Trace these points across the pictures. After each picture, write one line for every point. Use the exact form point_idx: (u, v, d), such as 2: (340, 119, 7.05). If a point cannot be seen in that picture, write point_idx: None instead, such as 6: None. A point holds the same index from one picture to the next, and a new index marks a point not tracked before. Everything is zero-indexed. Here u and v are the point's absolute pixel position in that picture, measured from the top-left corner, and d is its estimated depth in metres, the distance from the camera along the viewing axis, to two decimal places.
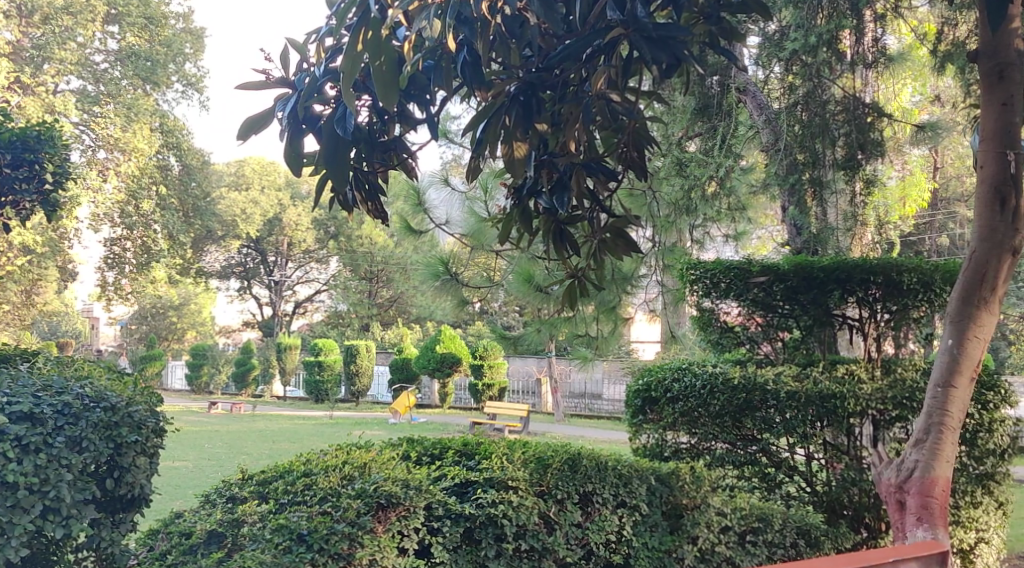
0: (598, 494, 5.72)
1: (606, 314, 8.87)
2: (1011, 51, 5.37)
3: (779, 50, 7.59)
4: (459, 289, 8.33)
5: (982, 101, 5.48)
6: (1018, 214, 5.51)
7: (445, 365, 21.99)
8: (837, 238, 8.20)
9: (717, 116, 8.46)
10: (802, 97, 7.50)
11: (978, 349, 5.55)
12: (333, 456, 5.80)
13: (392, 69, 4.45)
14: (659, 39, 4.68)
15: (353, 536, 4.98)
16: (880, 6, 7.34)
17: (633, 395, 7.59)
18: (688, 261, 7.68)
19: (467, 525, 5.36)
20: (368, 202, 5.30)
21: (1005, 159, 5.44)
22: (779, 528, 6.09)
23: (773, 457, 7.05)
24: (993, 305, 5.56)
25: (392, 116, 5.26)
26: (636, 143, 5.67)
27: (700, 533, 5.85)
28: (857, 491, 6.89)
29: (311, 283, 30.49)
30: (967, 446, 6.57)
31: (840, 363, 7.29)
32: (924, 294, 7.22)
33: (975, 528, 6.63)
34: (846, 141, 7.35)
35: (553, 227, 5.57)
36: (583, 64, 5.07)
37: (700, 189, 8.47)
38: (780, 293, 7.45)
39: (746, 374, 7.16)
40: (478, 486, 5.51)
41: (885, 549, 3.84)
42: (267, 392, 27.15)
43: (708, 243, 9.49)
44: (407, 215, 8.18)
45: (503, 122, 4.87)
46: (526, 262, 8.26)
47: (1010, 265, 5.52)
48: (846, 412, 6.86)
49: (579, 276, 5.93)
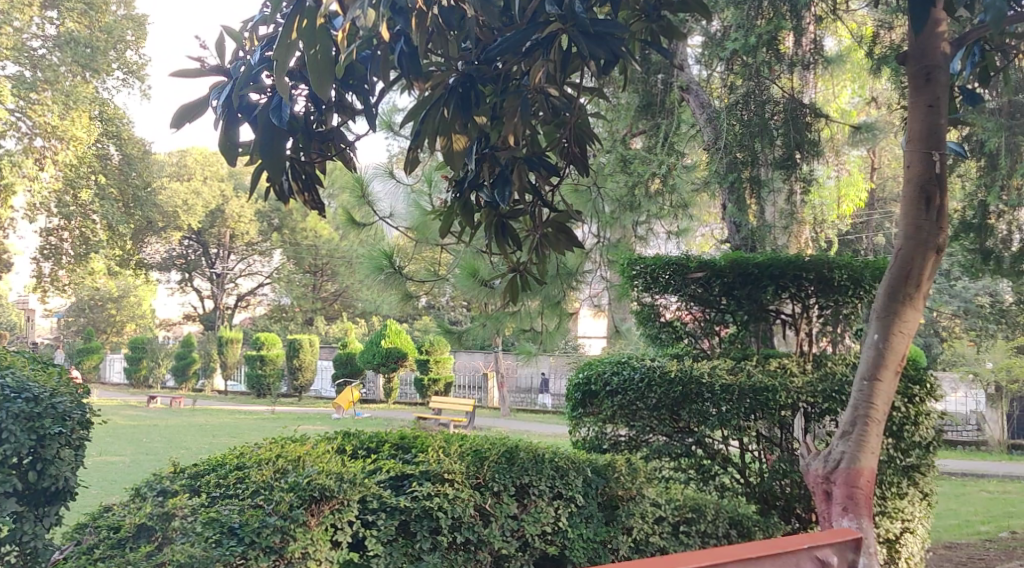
0: (535, 486, 5.74)
1: (550, 309, 8.90)
2: (937, 55, 5.64)
3: (722, 50, 7.74)
4: (404, 283, 8.25)
5: (910, 103, 5.73)
6: (942, 212, 5.65)
7: (390, 360, 21.92)
8: (775, 236, 8.33)
9: (659, 114, 8.65)
10: (742, 97, 7.57)
11: (903, 343, 5.69)
12: (267, 449, 5.75)
13: (327, 58, 4.42)
14: (597, 35, 4.73)
15: (285, 529, 4.96)
16: (819, 8, 7.42)
17: (573, 388, 7.59)
18: (628, 258, 7.72)
19: (403, 517, 5.35)
20: (304, 192, 5.32)
21: (931, 159, 5.64)
22: (712, 519, 6.17)
23: (708, 449, 7.13)
24: (918, 301, 5.70)
25: (330, 106, 5.29)
26: (579, 139, 5.75)
27: (635, 524, 5.90)
28: (788, 482, 7.01)
29: (254, 275, 30.08)
30: (894, 438, 6.70)
31: (773, 356, 7.37)
32: (853, 291, 7.40)
33: (901, 518, 6.72)
34: (784, 141, 7.46)
35: (494, 221, 5.63)
36: (521, 57, 5.08)
37: (644, 186, 8.49)
38: (717, 287, 7.57)
39: (683, 367, 7.23)
40: (414, 479, 5.50)
41: (802, 536, 3.96)
42: (207, 387, 26.75)
43: (652, 240, 9.54)
44: (351, 208, 8.20)
45: (441, 114, 4.92)
46: (471, 256, 8.23)
47: (934, 263, 5.66)
48: (778, 404, 6.96)
49: (522, 270, 6.00)
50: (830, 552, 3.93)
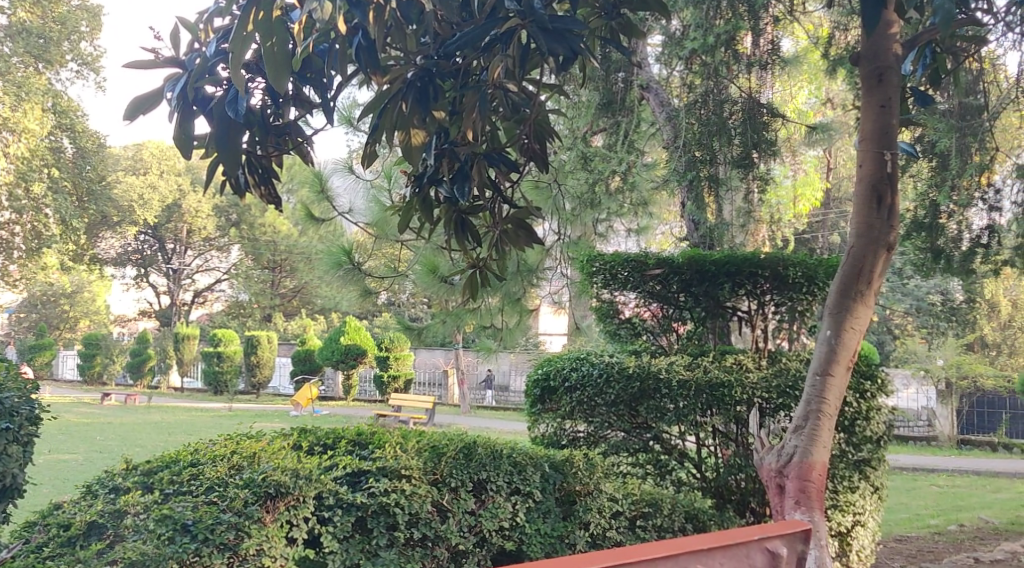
0: (492, 481, 5.75)
1: (511, 306, 8.92)
2: (889, 56, 5.77)
3: (680, 49, 7.78)
4: (362, 279, 8.19)
5: (863, 104, 5.85)
6: (893, 211, 5.77)
7: (349, 357, 22.04)
8: (733, 234, 8.41)
9: (620, 112, 8.61)
10: (701, 96, 7.66)
11: (855, 339, 5.79)
12: (222, 446, 5.70)
13: (284, 51, 4.38)
14: (555, 31, 4.75)
15: (239, 526, 4.91)
16: (777, 9, 7.46)
17: (532, 384, 7.61)
18: (588, 254, 7.76)
19: (359, 514, 5.32)
20: (260, 185, 5.26)
21: (882, 159, 5.77)
22: (668, 513, 6.21)
23: (665, 444, 7.19)
24: (869, 298, 5.81)
25: (287, 99, 5.27)
26: (538, 135, 5.75)
27: (592, 519, 5.94)
28: (743, 477, 7.07)
29: (212, 271, 29.74)
30: (846, 433, 6.77)
31: (729, 352, 7.41)
32: (807, 288, 7.46)
33: (852, 512, 6.76)
34: (741, 140, 7.49)
35: (454, 216, 5.61)
36: (480, 53, 5.07)
37: (604, 183, 8.50)
38: (675, 284, 7.61)
39: (641, 363, 7.26)
40: (370, 475, 5.47)
41: (753, 527, 4.17)
42: (163, 384, 26.40)
43: (612, 237, 9.59)
44: (310, 204, 8.12)
45: (399, 108, 4.89)
46: (431, 252, 8.21)
47: (885, 261, 5.78)
48: (733, 400, 7.01)
49: (481, 267, 5.98)
50: (779, 544, 4.14)
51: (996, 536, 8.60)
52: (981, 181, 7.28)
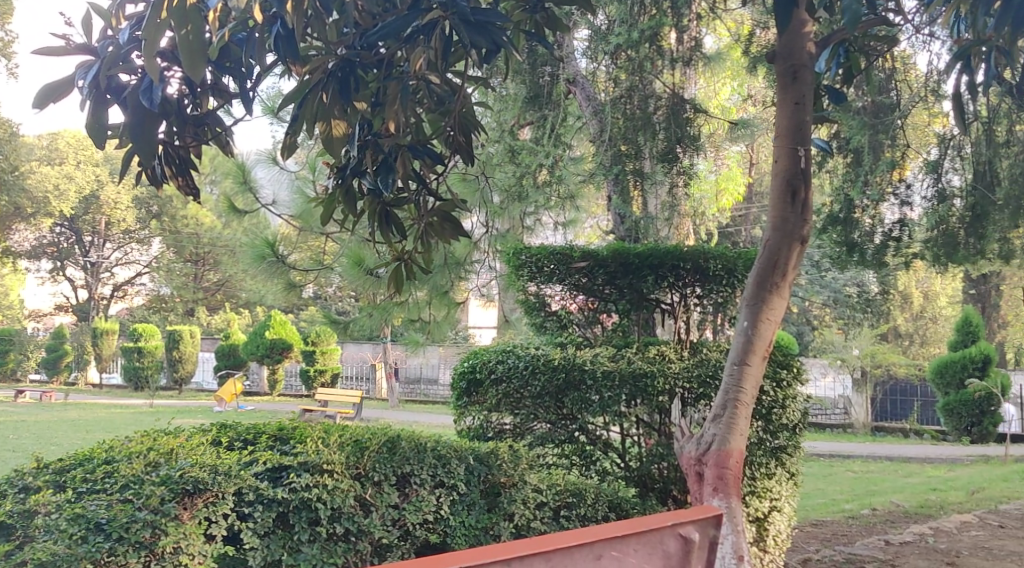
0: (417, 475, 5.73)
1: (438, 299, 8.91)
2: (803, 54, 5.90)
3: (606, 44, 7.80)
4: (287, 272, 8.07)
5: (778, 100, 5.99)
6: (807, 204, 5.92)
7: (275, 351, 21.85)
8: (658, 228, 8.50)
9: (547, 105, 8.56)
10: (626, 91, 7.70)
11: (770, 330, 5.94)
12: (138, 443, 5.58)
13: (199, 40, 4.28)
14: (478, 24, 4.73)
15: (155, 524, 4.83)
16: (701, 7, 7.53)
17: (458, 377, 7.59)
18: (514, 247, 7.77)
19: (281, 509, 5.26)
20: (178, 177, 5.16)
21: (796, 155, 5.93)
22: (591, 503, 6.26)
23: (590, 434, 7.23)
24: (784, 290, 5.97)
25: (205, 89, 5.18)
26: (463, 127, 5.71)
27: (516, 510, 5.95)
28: (666, 465, 7.15)
29: (132, 265, 29.05)
30: (764, 421, 6.90)
31: (652, 344, 7.49)
32: (727, 280, 7.59)
33: (769, 497, 6.87)
34: (665, 135, 7.58)
35: (378, 209, 5.57)
36: (403, 44, 5.05)
37: (532, 176, 8.45)
38: (601, 277, 7.67)
39: (566, 355, 7.29)
40: (292, 470, 5.37)
41: (665, 514, 4.33)
42: (81, 380, 25.75)
43: (540, 230, 9.64)
44: (232, 195, 7.95)
45: (319, 99, 4.84)
46: (357, 245, 8.13)
47: (799, 254, 5.94)
48: (657, 389, 7.03)
49: (406, 259, 5.96)
50: (692, 530, 4.31)
51: (906, 519, 8.88)
52: (892, 177, 7.49)
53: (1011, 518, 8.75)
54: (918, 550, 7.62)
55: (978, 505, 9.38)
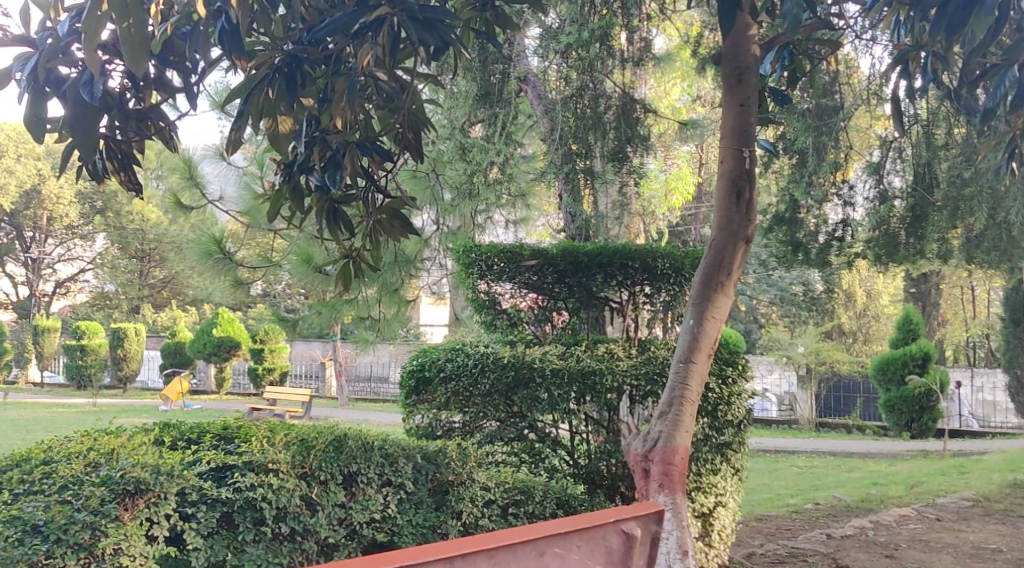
0: (363, 473, 5.70)
1: (389, 296, 8.88)
2: (748, 56, 5.99)
3: (556, 43, 7.77)
4: (234, 269, 7.96)
5: (724, 101, 6.08)
6: (751, 205, 6.05)
7: (222, 350, 21.60)
8: (608, 226, 8.48)
9: (498, 103, 8.42)
10: (576, 90, 7.71)
11: (715, 327, 6.03)
12: (77, 443, 5.48)
13: (142, 33, 4.20)
14: (425, 21, 4.71)
15: (95, 525, 4.74)
16: (650, 7, 7.61)
17: (407, 375, 7.53)
18: (465, 244, 7.74)
19: (225, 509, 5.21)
20: (120, 172, 5.08)
21: (741, 156, 6.02)
22: (540, 500, 6.30)
23: (540, 432, 7.24)
24: (729, 288, 6.06)
25: (149, 83, 5.10)
26: (412, 124, 5.69)
27: (464, 508, 5.97)
28: (614, 462, 7.19)
29: (75, 261, 28.54)
30: (710, 417, 6.96)
31: (602, 342, 7.55)
32: (675, 279, 7.66)
33: (714, 493, 6.93)
34: (616, 135, 7.65)
35: (326, 206, 5.52)
36: (350, 39, 5.01)
37: (482, 173, 8.37)
38: (551, 276, 7.68)
39: (515, 353, 7.27)
40: (236, 470, 5.32)
41: (608, 510, 4.35)
42: (21, 379, 25.19)
43: (491, 228, 9.62)
44: (178, 191, 7.79)
45: (265, 94, 4.79)
46: (305, 243, 8.06)
47: (743, 253, 6.04)
48: (604, 387, 7.08)
49: (354, 256, 5.91)
50: (634, 525, 4.35)
51: (847, 513, 9.03)
52: (836, 178, 7.63)
53: (948, 511, 8.94)
54: (858, 544, 7.74)
55: (917, 499, 9.56)
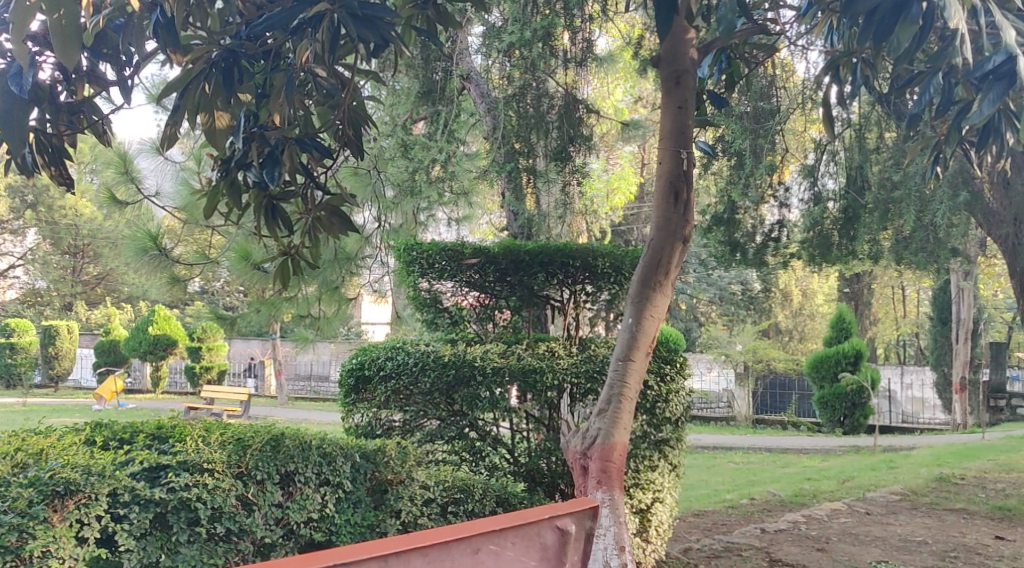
0: (301, 473, 5.64)
1: (329, 294, 8.83)
2: (686, 60, 6.10)
3: (498, 41, 7.77)
4: (170, 265, 7.84)
5: (662, 104, 6.17)
6: (688, 206, 6.14)
7: (158, 348, 21.17)
8: (551, 225, 8.32)
9: (440, 101, 8.45)
10: (519, 89, 7.71)
11: (653, 326, 6.11)
12: (5, 443, 5.35)
13: (73, 25, 4.11)
14: (365, 18, 4.67)
15: (22, 527, 4.68)
16: (593, 8, 7.63)
17: (346, 374, 7.44)
18: (405, 242, 7.70)
19: (159, 510, 5.11)
20: (51, 166, 5.00)
21: (679, 157, 6.12)
22: (479, 498, 6.33)
23: (480, 431, 7.24)
24: (667, 288, 6.14)
25: (82, 76, 5.00)
26: (353, 121, 5.64)
27: (403, 507, 5.96)
28: (554, 460, 7.23)
29: (3, 257, 26.77)
30: (648, 415, 7.03)
31: (542, 340, 7.53)
32: (615, 278, 7.72)
33: (652, 489, 6.99)
34: (558, 134, 7.75)
35: (264, 202, 5.43)
36: (289, 35, 4.96)
37: (424, 171, 8.22)
38: (492, 274, 7.66)
39: (456, 352, 7.25)
40: (170, 470, 5.24)
41: (544, 507, 4.38)
42: None
43: (432, 225, 9.62)
44: (113, 186, 7.67)
45: (201, 89, 4.73)
46: (243, 240, 7.95)
47: (681, 253, 6.13)
48: (544, 385, 7.09)
49: (292, 254, 5.86)
50: (569, 521, 4.37)
51: (781, 507, 9.19)
52: (772, 180, 7.75)
53: (877, 505, 9.15)
54: (791, 538, 7.88)
55: (847, 493, 9.77)
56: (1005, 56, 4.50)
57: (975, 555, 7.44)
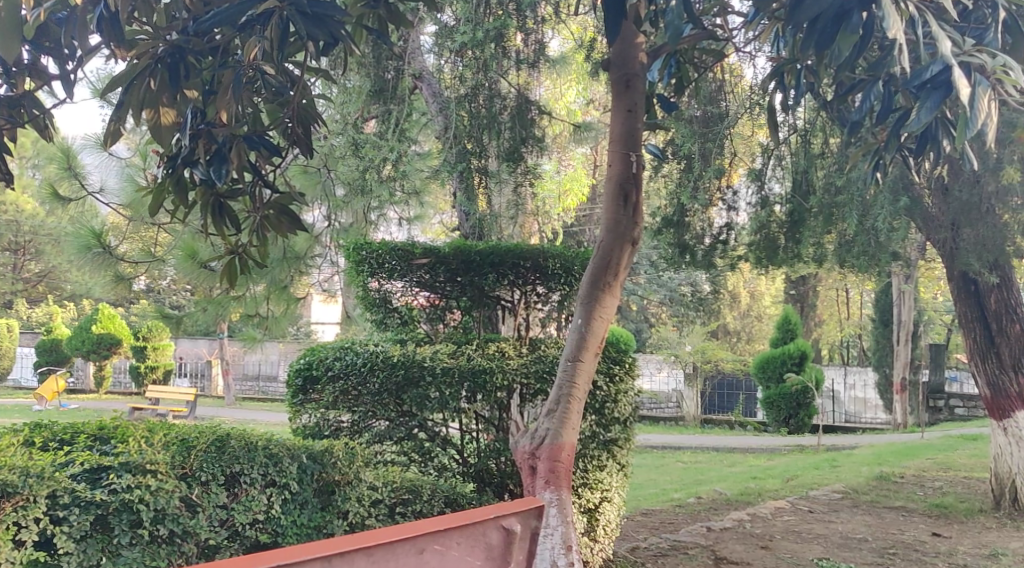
0: (246, 474, 5.57)
1: (277, 293, 8.75)
2: (635, 64, 6.17)
3: (450, 41, 7.76)
4: (115, 263, 7.71)
5: (612, 106, 6.23)
6: (638, 208, 6.19)
7: (102, 347, 20.86)
8: (502, 225, 8.45)
9: (393, 100, 8.30)
10: (471, 89, 7.70)
11: (602, 327, 6.14)
12: None
13: (13, 18, 4.16)
14: (314, 16, 4.64)
15: None
16: (546, 10, 7.66)
17: (293, 374, 7.30)
18: (355, 242, 7.64)
19: (100, 512, 5.04)
20: None
21: (628, 159, 6.17)
22: (427, 498, 6.31)
23: (429, 431, 7.22)
24: (616, 289, 6.18)
25: (24, 69, 4.94)
26: (302, 119, 5.60)
27: (350, 508, 5.94)
28: (503, 460, 7.25)
29: None
30: (597, 414, 7.06)
31: (492, 340, 7.52)
32: (565, 278, 7.76)
33: (600, 489, 7.03)
34: (510, 134, 7.71)
35: (210, 200, 5.36)
36: (238, 31, 4.91)
37: (375, 170, 8.12)
38: (442, 274, 7.66)
39: (405, 352, 7.21)
40: (112, 471, 5.15)
41: (490, 505, 4.42)
42: None
43: (384, 225, 9.59)
44: (54, 181, 7.49)
45: (147, 84, 4.72)
46: (190, 238, 7.84)
47: (630, 255, 6.18)
48: (494, 385, 7.11)
49: (240, 252, 5.78)
50: (515, 521, 4.42)
51: (728, 506, 9.29)
52: (721, 183, 7.83)
53: (820, 503, 9.29)
54: (736, 536, 7.97)
55: (792, 492, 9.91)
56: (942, 66, 4.60)
57: (912, 552, 7.61)
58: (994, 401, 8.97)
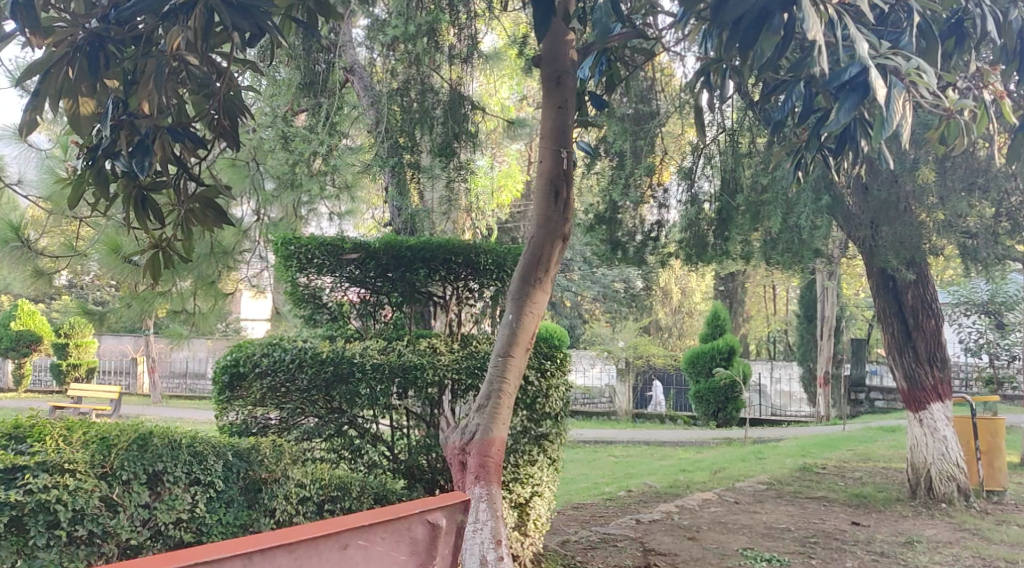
0: (170, 472, 5.47)
1: (204, 289, 8.61)
2: (566, 61, 6.19)
3: (382, 35, 7.71)
4: (34, 258, 7.60)
5: (543, 103, 6.24)
6: (568, 205, 6.23)
7: (21, 344, 20.35)
8: (433, 220, 8.38)
9: (322, 93, 8.12)
10: (403, 83, 7.66)
11: (533, 323, 6.14)
12: None
13: None
14: (240, 6, 4.58)
15: None
16: (478, 6, 7.65)
17: (219, 370, 7.03)
18: (283, 236, 7.48)
19: (14, 513, 4.90)
20: None
21: (559, 156, 6.20)
22: (357, 495, 6.35)
23: (359, 428, 7.17)
24: (546, 285, 6.19)
25: None
26: (229, 111, 5.54)
27: (277, 506, 5.90)
28: (433, 456, 7.27)
29: None
30: (528, 409, 7.08)
31: (423, 337, 7.49)
32: (497, 275, 7.71)
33: (531, 483, 7.04)
34: (443, 129, 7.61)
35: (133, 193, 5.23)
36: (161, 20, 4.80)
37: (306, 164, 7.95)
38: (373, 270, 7.58)
39: (334, 348, 7.12)
40: (28, 470, 5.01)
41: (414, 501, 4.09)
42: None
43: (315, 219, 9.50)
44: None
45: (65, 73, 4.59)
46: (114, 231, 7.70)
47: (560, 251, 6.21)
48: (425, 382, 7.08)
49: (164, 247, 5.65)
50: (440, 516, 4.08)
51: (656, 498, 9.40)
52: (652, 181, 7.92)
53: (745, 494, 9.46)
54: (663, 528, 8.07)
55: (719, 484, 10.07)
56: (860, 68, 4.70)
57: (833, 540, 7.78)
58: (911, 393, 9.21)
